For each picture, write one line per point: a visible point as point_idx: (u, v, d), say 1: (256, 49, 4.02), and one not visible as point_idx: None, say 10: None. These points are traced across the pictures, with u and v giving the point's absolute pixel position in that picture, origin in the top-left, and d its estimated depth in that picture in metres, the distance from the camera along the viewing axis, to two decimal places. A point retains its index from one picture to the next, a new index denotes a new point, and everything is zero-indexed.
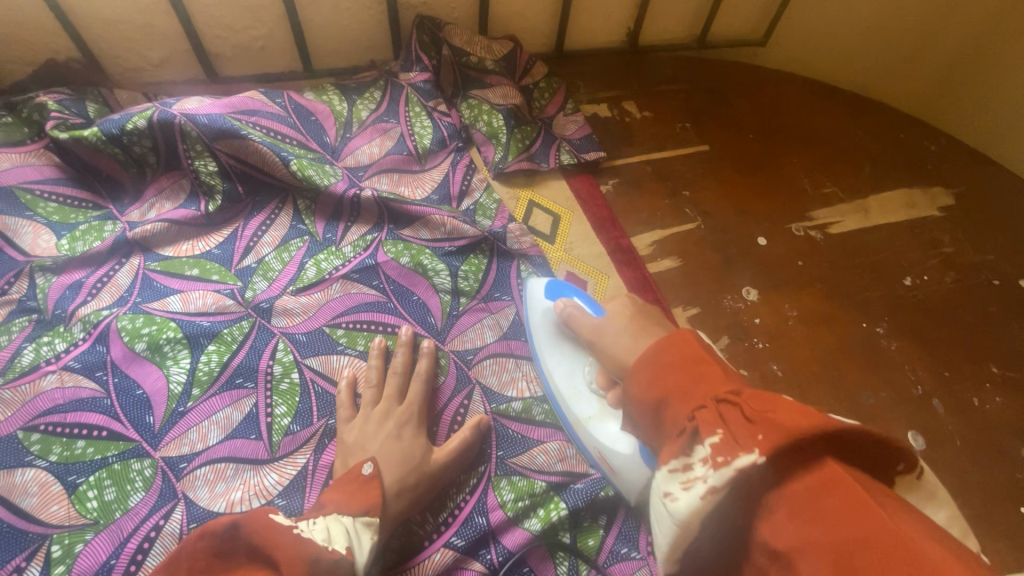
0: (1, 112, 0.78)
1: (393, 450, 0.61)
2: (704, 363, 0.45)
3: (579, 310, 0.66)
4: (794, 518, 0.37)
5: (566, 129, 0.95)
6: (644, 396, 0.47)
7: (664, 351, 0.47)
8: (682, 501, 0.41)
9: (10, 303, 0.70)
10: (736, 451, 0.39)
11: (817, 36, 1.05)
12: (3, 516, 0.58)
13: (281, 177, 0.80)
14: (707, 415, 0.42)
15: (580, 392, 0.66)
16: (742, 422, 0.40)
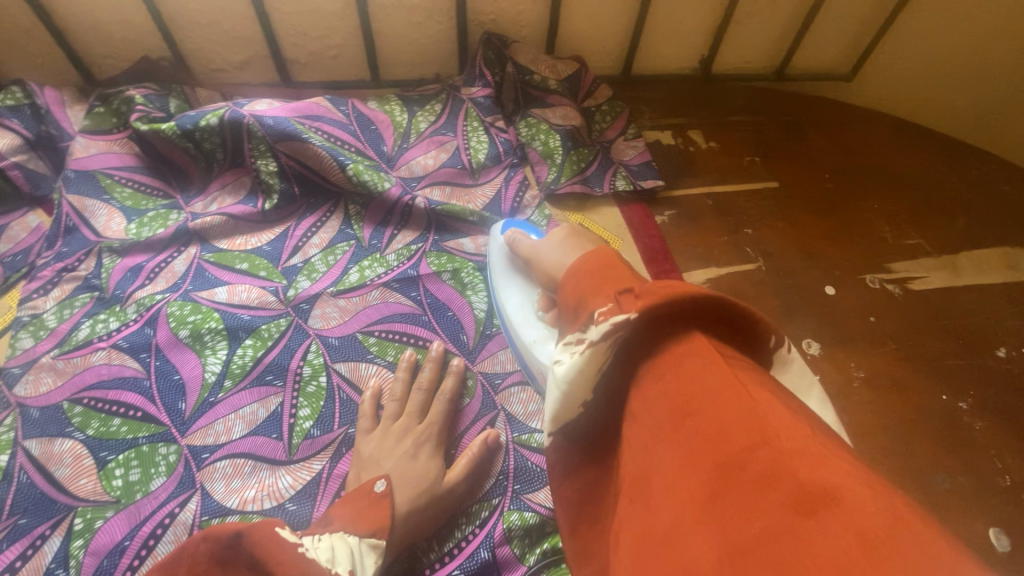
0: (95, 103, 0.84)
1: (407, 469, 0.59)
2: (618, 266, 0.46)
3: (523, 235, 0.71)
4: (654, 378, 0.39)
5: (625, 155, 0.91)
6: (563, 294, 0.47)
7: (585, 260, 0.47)
8: (567, 364, 0.42)
9: (79, 279, 0.76)
10: (620, 314, 0.40)
11: (907, 73, 0.98)
12: (39, 482, 0.61)
13: (336, 181, 0.82)
14: (609, 295, 0.43)
15: (525, 318, 0.69)
16: (635, 297, 0.41)
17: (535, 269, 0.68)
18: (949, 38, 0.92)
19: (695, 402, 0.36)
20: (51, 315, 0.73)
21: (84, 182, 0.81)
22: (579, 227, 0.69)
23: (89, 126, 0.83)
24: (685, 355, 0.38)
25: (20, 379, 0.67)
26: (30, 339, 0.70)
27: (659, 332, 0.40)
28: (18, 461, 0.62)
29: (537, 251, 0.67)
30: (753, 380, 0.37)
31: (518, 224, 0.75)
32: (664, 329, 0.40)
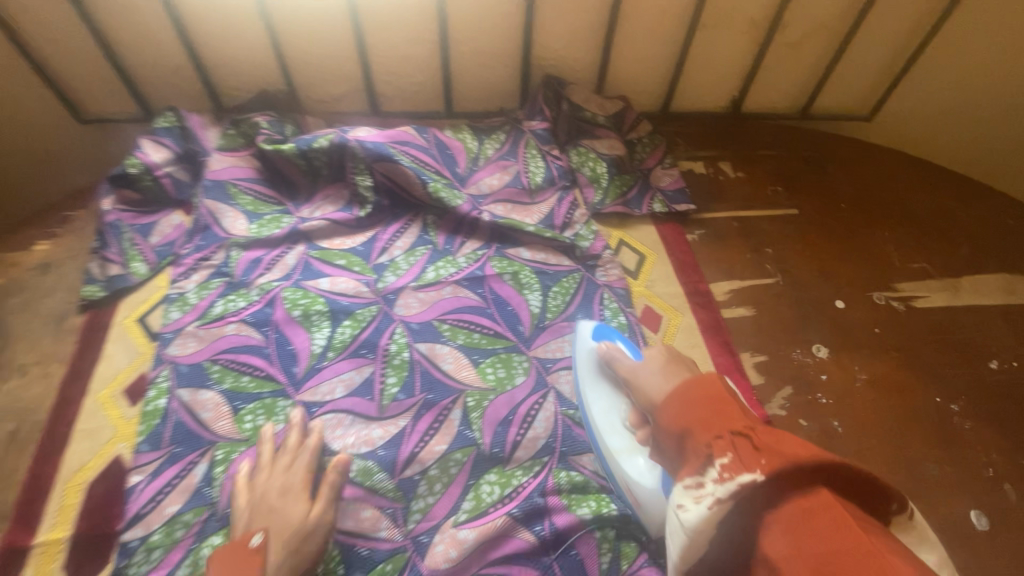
0: (228, 126, 1.04)
1: (291, 523, 0.64)
2: (723, 400, 0.55)
3: (620, 353, 0.75)
4: (786, 532, 0.44)
5: (662, 181, 1.05)
6: (671, 420, 0.57)
7: (694, 386, 0.57)
8: (692, 512, 0.50)
9: (212, 267, 0.94)
10: (743, 472, 0.48)
11: (914, 114, 1.14)
12: (189, 421, 0.77)
13: (418, 195, 0.99)
14: (722, 441, 0.51)
15: (613, 427, 0.75)
16: (749, 448, 0.49)
17: (632, 389, 0.71)
18: (948, 85, 1.08)
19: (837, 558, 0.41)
20: (192, 294, 0.90)
21: (216, 189, 0.99)
22: (674, 351, 0.73)
23: (222, 144, 1.02)
24: (810, 505, 0.45)
25: (172, 342, 0.84)
26: (178, 312, 0.88)
27: (788, 489, 0.46)
28: (173, 404, 0.78)
29: (635, 373, 0.71)
30: (882, 542, 0.43)
31: (608, 332, 0.79)
32: (792, 481, 0.46)
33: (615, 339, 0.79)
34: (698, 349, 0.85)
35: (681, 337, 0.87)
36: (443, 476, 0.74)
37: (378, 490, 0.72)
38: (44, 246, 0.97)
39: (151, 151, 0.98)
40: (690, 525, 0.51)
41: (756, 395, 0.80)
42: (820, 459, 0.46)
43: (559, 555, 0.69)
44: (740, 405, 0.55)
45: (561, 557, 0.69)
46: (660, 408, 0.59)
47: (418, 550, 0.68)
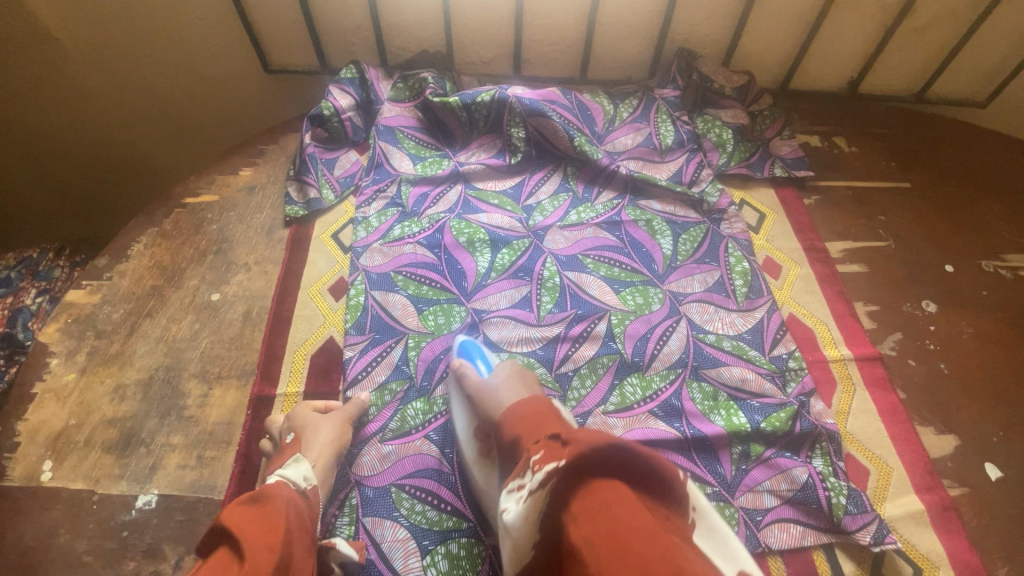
0: (398, 80, 1.19)
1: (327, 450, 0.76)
2: (545, 415, 0.68)
3: (471, 371, 0.82)
4: (584, 519, 0.48)
5: (781, 150, 1.15)
6: (510, 434, 0.68)
7: (522, 407, 0.70)
8: (513, 512, 0.56)
9: (387, 198, 1.10)
10: (548, 461, 0.55)
11: None
12: (384, 316, 0.94)
13: (563, 148, 1.12)
14: (540, 445, 0.60)
15: (464, 441, 0.80)
16: (556, 444, 0.57)
17: (480, 402, 0.78)
18: None
19: (627, 540, 0.45)
20: (373, 219, 1.07)
21: (387, 134, 1.15)
22: (520, 367, 0.81)
23: (393, 96, 1.18)
24: (605, 493, 0.49)
25: (362, 254, 1.02)
26: (364, 231, 1.05)
27: (583, 482, 0.51)
28: (370, 302, 0.96)
29: (485, 386, 0.78)
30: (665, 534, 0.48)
31: (470, 351, 0.86)
32: (587, 474, 0.51)
33: (476, 360, 0.85)
34: (815, 296, 0.96)
35: (800, 284, 0.97)
36: (592, 375, 0.88)
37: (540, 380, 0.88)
38: (247, 171, 1.15)
39: (338, 97, 1.15)
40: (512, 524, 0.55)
41: (868, 337, 0.91)
42: (607, 448, 0.50)
43: (700, 451, 0.80)
44: (558, 420, 0.67)
45: (701, 452, 0.80)
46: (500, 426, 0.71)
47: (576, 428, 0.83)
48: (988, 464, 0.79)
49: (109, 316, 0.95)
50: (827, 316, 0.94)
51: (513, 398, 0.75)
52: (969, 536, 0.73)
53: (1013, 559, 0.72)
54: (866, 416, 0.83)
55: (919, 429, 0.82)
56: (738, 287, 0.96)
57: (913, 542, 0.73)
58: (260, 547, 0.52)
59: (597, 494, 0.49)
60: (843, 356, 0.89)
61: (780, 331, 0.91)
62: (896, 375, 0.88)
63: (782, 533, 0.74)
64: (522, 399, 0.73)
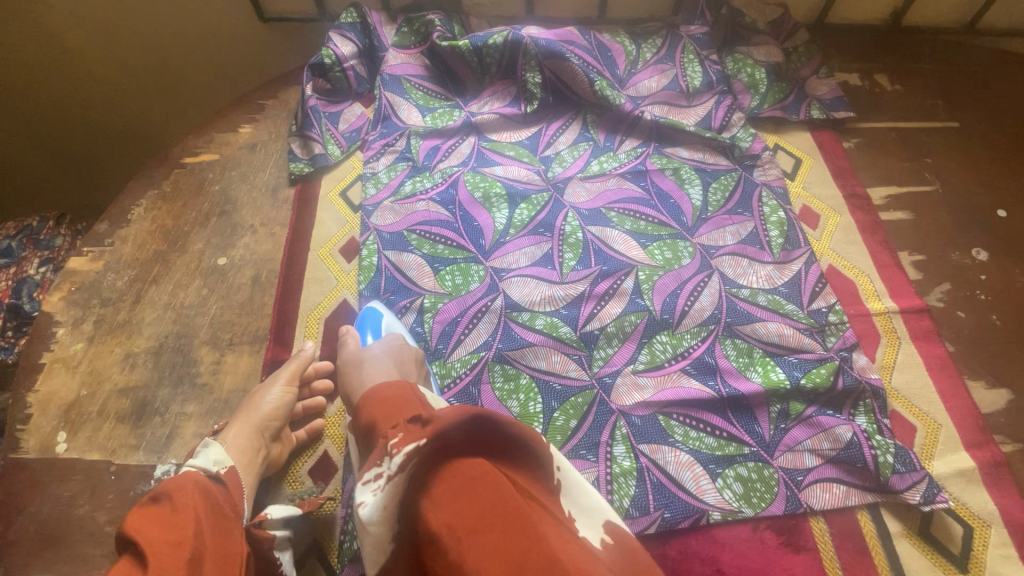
0: (402, 24, 1.11)
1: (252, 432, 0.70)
2: (403, 397, 0.62)
3: (354, 342, 0.79)
4: (449, 505, 0.43)
5: (818, 90, 1.07)
6: (364, 418, 0.62)
7: (381, 388, 0.64)
8: (370, 504, 0.48)
9: (396, 152, 1.04)
10: (406, 441, 0.49)
11: None
12: (399, 277, 0.90)
13: (582, 93, 1.05)
14: (398, 429, 0.53)
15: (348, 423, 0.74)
16: (416, 427, 0.50)
17: (355, 374, 0.73)
18: None
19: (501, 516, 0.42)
20: (383, 175, 1.01)
21: (393, 83, 1.08)
22: (401, 342, 0.76)
23: (397, 42, 1.10)
24: (471, 473, 0.44)
25: (372, 213, 0.96)
26: (373, 189, 0.99)
27: (441, 462, 0.45)
28: (384, 263, 0.91)
29: (357, 359, 0.75)
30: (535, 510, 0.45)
31: (366, 320, 0.83)
32: (448, 453, 0.46)
33: (367, 331, 0.81)
34: (857, 246, 0.90)
35: (840, 234, 0.91)
36: (619, 334, 0.84)
37: (564, 340, 0.84)
38: (247, 128, 1.09)
39: (339, 44, 1.07)
40: (366, 517, 0.47)
41: (913, 288, 0.85)
42: (467, 421, 0.46)
43: (735, 410, 0.76)
44: (418, 402, 0.62)
45: (736, 410, 0.76)
46: (358, 407, 0.64)
47: (604, 389, 0.79)
48: None
49: (113, 283, 0.91)
50: (868, 266, 0.88)
51: (376, 377, 0.71)
52: (1022, 493, 0.70)
53: None
54: (912, 371, 0.78)
55: (970, 383, 0.77)
56: (773, 239, 0.91)
57: (964, 501, 0.69)
58: (166, 549, 0.48)
59: (457, 472, 0.45)
60: (888, 309, 0.83)
61: (820, 284, 0.86)
62: (945, 328, 0.82)
63: (825, 493, 0.70)
64: (384, 379, 0.68)
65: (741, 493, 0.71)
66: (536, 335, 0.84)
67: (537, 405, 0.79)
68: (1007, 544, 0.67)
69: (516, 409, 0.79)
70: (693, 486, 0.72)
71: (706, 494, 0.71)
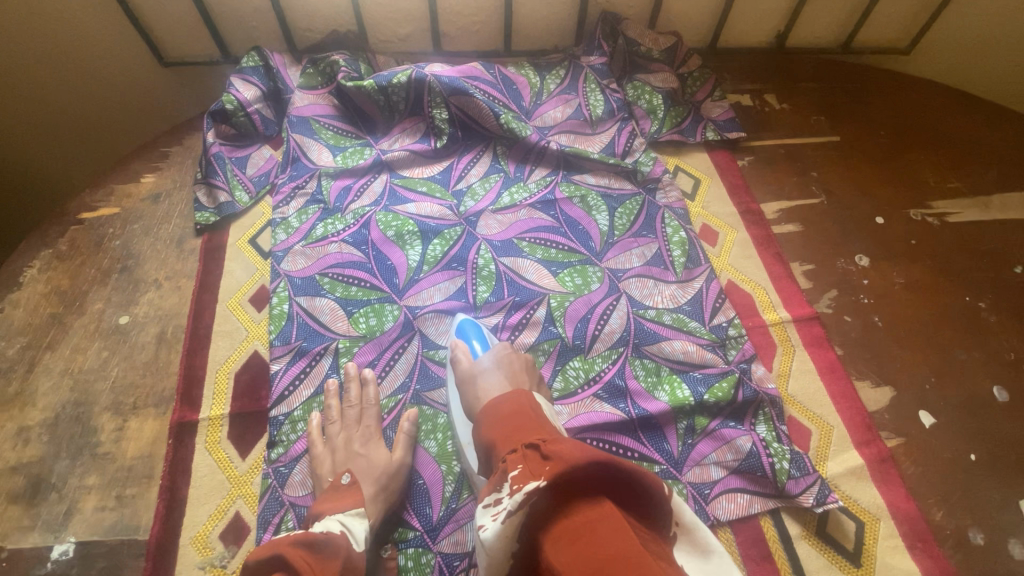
0: (307, 66, 1.11)
1: (366, 463, 0.74)
2: (527, 416, 0.65)
3: (465, 353, 0.80)
4: (570, 544, 0.47)
5: (713, 112, 1.13)
6: (487, 438, 0.65)
7: (502, 407, 0.67)
8: (490, 529, 0.52)
9: (307, 195, 1.03)
10: (527, 479, 0.53)
11: (951, 48, 1.19)
12: (312, 323, 0.89)
13: (489, 127, 1.07)
14: (517, 456, 0.58)
15: (460, 420, 0.78)
16: (535, 459, 0.55)
17: (468, 384, 0.76)
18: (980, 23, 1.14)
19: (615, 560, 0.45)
20: (294, 219, 1.00)
21: (302, 125, 1.08)
22: (509, 352, 0.78)
23: (303, 83, 1.10)
24: (595, 516, 0.48)
25: (283, 259, 0.95)
26: (284, 234, 0.98)
27: (570, 500, 0.50)
28: (295, 309, 0.90)
29: (474, 373, 0.76)
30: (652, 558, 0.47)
31: (467, 332, 0.84)
32: (574, 489, 0.50)
33: (471, 340, 0.83)
34: (753, 259, 0.95)
35: (737, 249, 0.97)
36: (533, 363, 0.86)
37: None
38: (150, 177, 1.05)
39: (242, 89, 1.06)
40: (489, 541, 0.52)
41: (804, 297, 0.91)
42: (592, 463, 0.50)
43: (644, 430, 0.79)
44: (537, 422, 0.65)
45: (645, 430, 0.79)
46: (479, 420, 0.69)
47: None
48: (922, 412, 0.81)
49: (4, 352, 0.86)
50: (764, 278, 0.93)
51: (493, 391, 0.73)
52: (906, 484, 0.75)
53: (948, 502, 0.74)
54: (805, 376, 0.83)
55: (857, 383, 0.83)
56: (676, 258, 0.95)
57: (855, 498, 0.74)
58: None
59: (580, 512, 0.49)
60: (782, 319, 0.89)
61: (719, 299, 0.90)
62: (833, 332, 0.88)
63: (729, 503, 0.74)
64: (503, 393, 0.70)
65: None
66: None
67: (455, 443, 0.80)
68: (895, 535, 0.71)
69: (434, 449, 0.80)
70: None
71: None
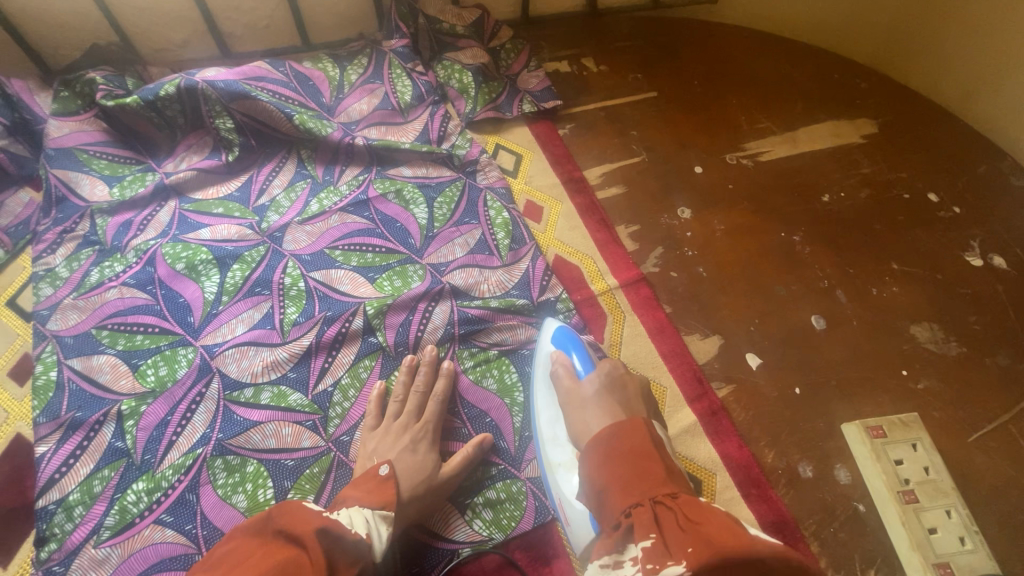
0: (60, 88, 0.95)
1: (408, 462, 0.70)
2: (648, 454, 0.52)
3: (567, 371, 0.69)
4: None
5: (529, 83, 1.08)
6: (594, 475, 0.54)
7: (618, 437, 0.54)
8: None
9: (78, 238, 0.88)
10: (663, 557, 0.43)
11: None
12: (88, 387, 0.76)
13: (285, 130, 0.96)
14: (644, 516, 0.47)
15: (550, 440, 0.71)
16: (673, 528, 0.45)
17: (569, 409, 0.66)
18: None
19: None
20: (62, 268, 0.86)
21: (63, 157, 0.92)
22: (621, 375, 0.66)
23: (58, 109, 0.94)
24: None
25: (50, 317, 0.81)
26: (50, 288, 0.84)
27: None
28: (66, 375, 0.77)
29: (578, 395, 0.65)
30: None
31: (565, 342, 0.73)
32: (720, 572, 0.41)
33: (571, 351, 0.72)
34: (579, 229, 0.92)
35: (563, 221, 0.93)
36: (355, 383, 0.79)
37: (295, 407, 0.76)
38: None
39: None
40: None
41: (631, 259, 0.89)
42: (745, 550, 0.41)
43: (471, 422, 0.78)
44: (663, 462, 0.52)
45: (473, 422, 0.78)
46: (585, 454, 0.56)
47: (343, 449, 0.75)
48: (749, 355, 0.81)
49: None
50: (591, 247, 0.91)
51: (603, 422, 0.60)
52: (737, 432, 0.75)
53: (777, 442, 0.75)
54: (637, 340, 0.82)
55: (686, 338, 0.82)
56: (500, 241, 0.89)
57: (690, 457, 0.73)
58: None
59: None
60: (610, 286, 0.87)
61: (547, 276, 0.87)
62: (661, 289, 0.87)
63: None
64: (612, 422, 0.57)
65: (491, 519, 0.72)
66: (261, 412, 0.75)
67: (268, 491, 0.71)
68: (731, 486, 0.72)
69: (243, 503, 0.70)
70: (443, 527, 0.72)
71: (458, 531, 0.71)
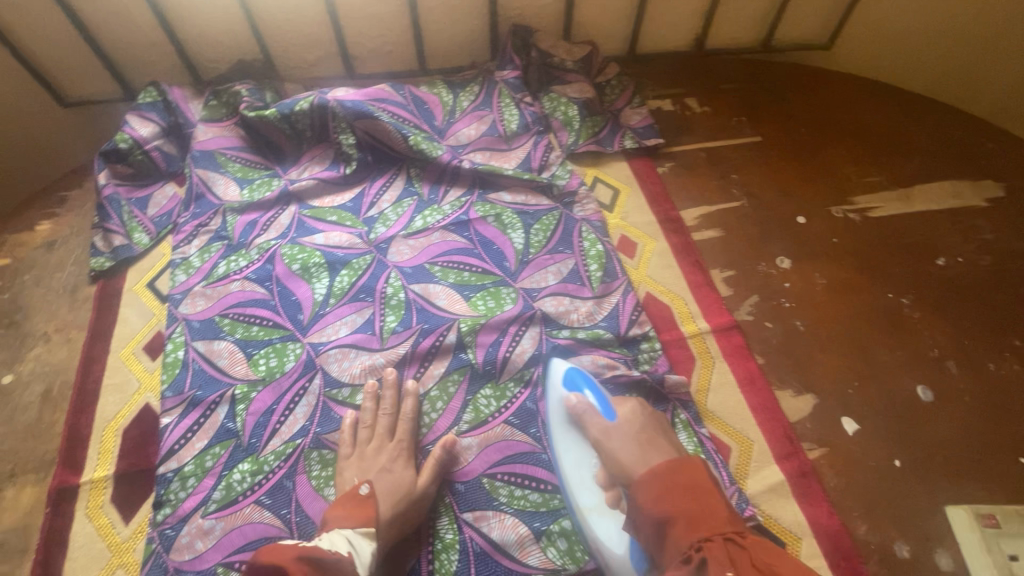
0: (210, 97, 1.06)
1: (388, 482, 0.72)
2: (706, 493, 0.58)
3: (593, 413, 0.74)
4: None
5: (632, 119, 1.10)
6: (654, 507, 0.59)
7: (674, 474, 0.60)
8: None
9: (211, 232, 0.98)
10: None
11: (862, 46, 1.14)
12: (208, 368, 0.83)
13: (399, 149, 1.03)
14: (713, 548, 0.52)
15: (579, 484, 0.73)
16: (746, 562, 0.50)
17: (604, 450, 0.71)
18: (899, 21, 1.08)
19: None
20: (195, 258, 0.95)
21: (206, 159, 1.02)
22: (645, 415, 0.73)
23: (206, 116, 1.05)
24: None
25: (182, 301, 0.90)
26: (184, 274, 0.94)
27: None
28: (191, 355, 0.85)
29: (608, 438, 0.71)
30: None
31: (577, 381, 0.77)
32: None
33: (585, 391, 0.76)
34: (672, 269, 0.93)
35: (656, 259, 0.94)
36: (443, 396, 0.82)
37: None
38: (45, 225, 1.01)
39: (138, 126, 1.02)
40: None
41: (724, 305, 0.88)
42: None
43: None
44: (722, 502, 0.57)
45: None
46: (643, 488, 0.62)
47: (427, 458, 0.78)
48: (846, 418, 0.78)
49: None
50: (683, 288, 0.90)
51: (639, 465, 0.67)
52: (828, 498, 0.72)
53: (872, 515, 0.71)
54: (726, 389, 0.80)
55: (778, 393, 0.80)
56: (592, 273, 0.91)
57: (776, 518, 0.71)
58: None
59: None
60: (701, 330, 0.86)
61: (637, 312, 0.87)
62: (754, 338, 0.85)
63: None
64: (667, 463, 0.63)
65: (564, 550, 0.72)
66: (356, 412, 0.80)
67: None
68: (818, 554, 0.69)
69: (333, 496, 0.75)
70: (517, 550, 0.72)
71: (530, 557, 0.72)
